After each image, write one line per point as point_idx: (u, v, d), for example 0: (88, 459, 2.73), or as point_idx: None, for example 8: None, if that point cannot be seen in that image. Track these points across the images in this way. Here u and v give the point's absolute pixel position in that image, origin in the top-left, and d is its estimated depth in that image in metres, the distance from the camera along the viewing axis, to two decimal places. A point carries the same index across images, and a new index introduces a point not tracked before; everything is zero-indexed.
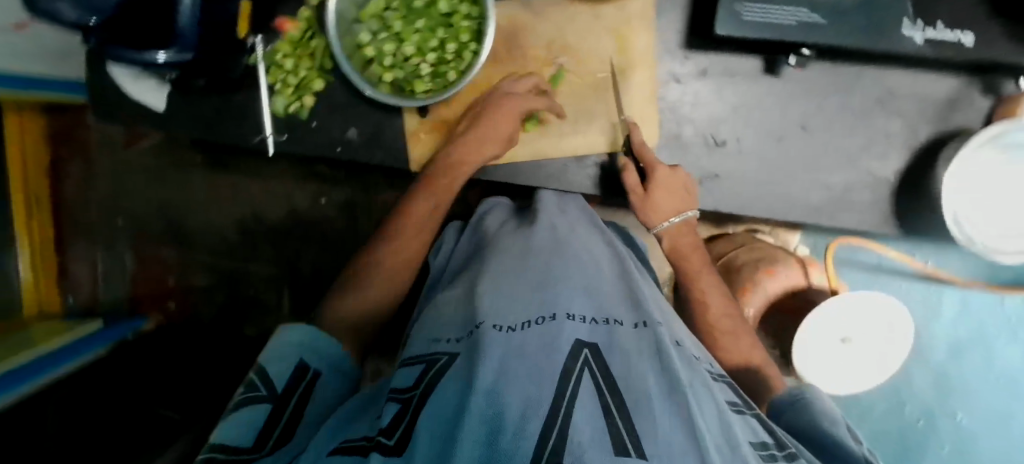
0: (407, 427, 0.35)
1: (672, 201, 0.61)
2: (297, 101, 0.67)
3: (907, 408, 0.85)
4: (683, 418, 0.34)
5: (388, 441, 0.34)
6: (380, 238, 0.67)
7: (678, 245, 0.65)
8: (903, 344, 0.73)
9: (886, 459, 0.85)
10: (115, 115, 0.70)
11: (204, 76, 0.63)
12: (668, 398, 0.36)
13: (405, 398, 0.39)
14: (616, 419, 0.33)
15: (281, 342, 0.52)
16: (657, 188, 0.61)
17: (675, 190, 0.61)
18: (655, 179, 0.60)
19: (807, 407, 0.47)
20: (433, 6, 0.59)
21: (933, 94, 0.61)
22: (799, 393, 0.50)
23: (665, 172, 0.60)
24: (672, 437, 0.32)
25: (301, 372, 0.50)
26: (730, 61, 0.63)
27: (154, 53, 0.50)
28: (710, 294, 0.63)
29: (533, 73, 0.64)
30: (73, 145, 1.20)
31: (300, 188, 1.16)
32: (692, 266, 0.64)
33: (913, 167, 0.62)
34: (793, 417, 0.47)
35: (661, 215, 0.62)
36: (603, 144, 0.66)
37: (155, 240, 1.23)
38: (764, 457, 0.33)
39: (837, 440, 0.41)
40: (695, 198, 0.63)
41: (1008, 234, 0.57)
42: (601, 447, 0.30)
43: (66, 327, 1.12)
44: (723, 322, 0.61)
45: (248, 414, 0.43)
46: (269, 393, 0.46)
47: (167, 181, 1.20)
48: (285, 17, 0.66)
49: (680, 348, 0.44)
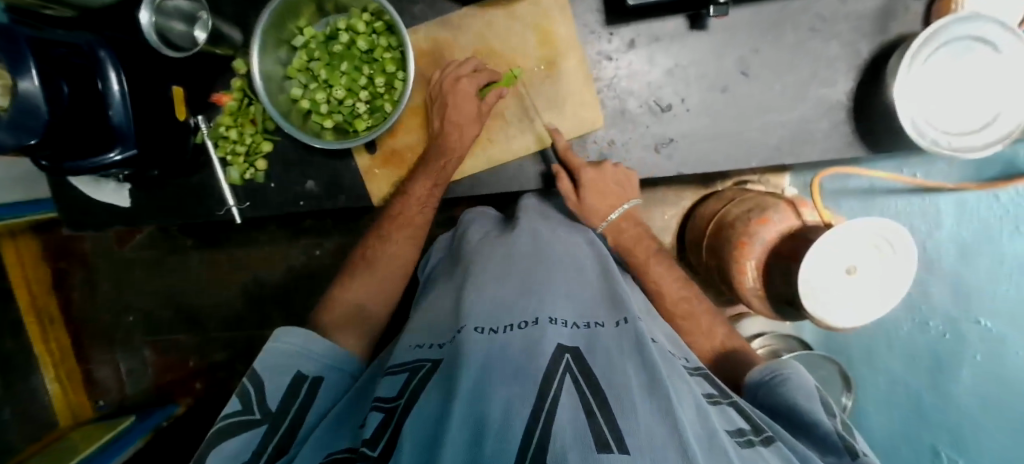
0: (390, 435, 0.36)
1: (606, 199, 0.64)
2: (250, 168, 0.70)
3: (931, 326, 0.81)
4: (663, 411, 0.32)
5: (371, 451, 0.35)
6: (365, 262, 0.69)
7: (621, 239, 0.65)
8: (911, 269, 0.66)
9: (921, 377, 0.83)
10: (93, 220, 0.75)
11: (160, 166, 0.65)
12: (649, 393, 0.34)
13: (388, 407, 0.40)
14: (597, 416, 0.31)
15: (279, 349, 0.53)
16: (587, 191, 0.63)
17: (608, 186, 0.64)
18: (584, 183, 0.63)
19: (781, 383, 0.45)
20: (354, 47, 0.62)
21: (866, 8, 0.59)
22: (775, 368, 0.47)
23: (593, 174, 0.63)
24: (655, 427, 0.31)
25: (298, 380, 0.51)
26: (654, 27, 0.63)
27: (107, 154, 0.54)
28: (663, 282, 0.62)
29: (472, 57, 0.65)
30: (72, 257, 1.24)
31: (292, 245, 1.16)
32: (635, 258, 0.64)
33: (864, 84, 0.61)
34: (766, 396, 0.46)
35: (598, 217, 0.65)
36: (531, 141, 0.68)
37: (168, 327, 1.26)
38: (741, 443, 0.34)
39: (815, 419, 0.41)
40: (632, 188, 0.65)
41: (975, 129, 0.55)
42: (583, 445, 0.29)
43: (101, 430, 1.15)
44: (681, 307, 0.61)
45: (242, 440, 0.44)
46: (263, 415, 0.47)
47: (166, 269, 1.23)
48: (222, 92, 0.68)
49: (657, 345, 0.45)
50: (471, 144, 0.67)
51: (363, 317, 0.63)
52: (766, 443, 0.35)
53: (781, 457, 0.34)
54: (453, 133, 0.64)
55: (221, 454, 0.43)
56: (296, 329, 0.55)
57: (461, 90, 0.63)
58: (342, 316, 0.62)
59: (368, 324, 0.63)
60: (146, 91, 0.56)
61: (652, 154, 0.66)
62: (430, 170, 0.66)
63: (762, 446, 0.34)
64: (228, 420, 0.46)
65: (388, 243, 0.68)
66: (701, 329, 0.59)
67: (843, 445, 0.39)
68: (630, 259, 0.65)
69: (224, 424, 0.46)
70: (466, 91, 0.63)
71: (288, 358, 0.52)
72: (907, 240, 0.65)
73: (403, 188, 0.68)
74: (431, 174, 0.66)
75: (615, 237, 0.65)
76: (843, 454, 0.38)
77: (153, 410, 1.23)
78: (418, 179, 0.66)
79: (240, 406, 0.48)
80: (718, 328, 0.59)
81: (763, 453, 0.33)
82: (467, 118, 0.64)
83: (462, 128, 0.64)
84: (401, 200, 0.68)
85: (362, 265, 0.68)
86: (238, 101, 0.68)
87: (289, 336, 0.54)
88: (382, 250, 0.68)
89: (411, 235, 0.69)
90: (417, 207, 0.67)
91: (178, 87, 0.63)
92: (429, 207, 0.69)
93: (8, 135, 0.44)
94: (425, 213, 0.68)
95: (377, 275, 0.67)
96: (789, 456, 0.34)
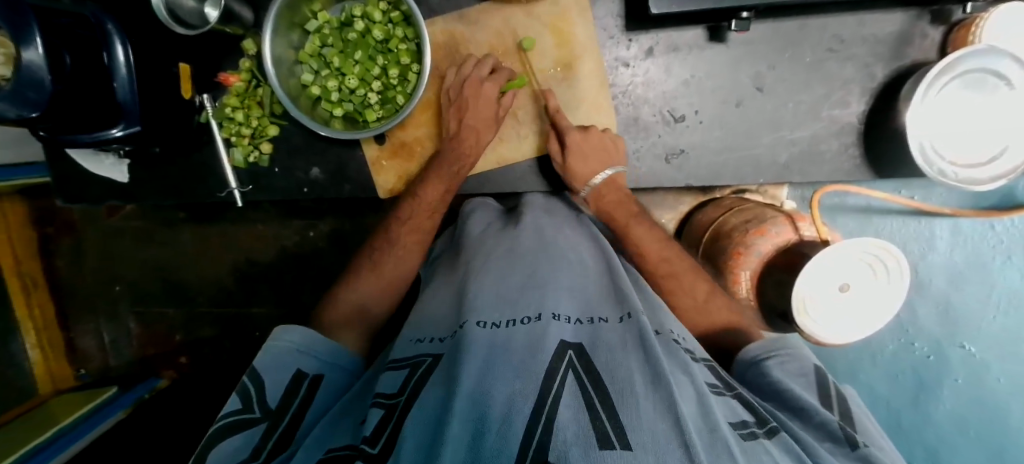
0: (391, 434, 0.36)
1: (591, 163, 0.63)
2: (255, 151, 0.69)
3: (915, 346, 0.85)
4: (666, 407, 0.32)
5: (371, 449, 0.35)
6: (367, 264, 0.68)
7: (603, 205, 0.65)
8: (903, 288, 0.67)
9: (904, 394, 0.87)
10: (89, 193, 0.74)
11: (162, 144, 0.64)
12: (652, 388, 0.34)
13: (389, 404, 0.39)
14: (599, 413, 0.31)
15: (274, 348, 0.53)
16: (571, 154, 0.63)
17: (593, 150, 0.63)
18: (568, 147, 0.63)
19: (777, 367, 0.46)
20: (369, 35, 0.61)
21: (885, 33, 0.59)
22: (771, 351, 0.47)
23: (577, 137, 0.63)
24: (659, 422, 0.31)
25: (297, 377, 0.51)
26: (674, 36, 0.63)
27: (109, 130, 0.53)
28: (643, 242, 0.62)
29: (490, 54, 0.64)
30: (60, 223, 1.21)
31: (286, 225, 1.14)
32: (616, 221, 0.63)
33: (876, 108, 0.62)
34: (758, 376, 0.46)
35: (581, 181, 0.63)
36: (541, 143, 0.68)
37: (155, 301, 1.24)
38: (744, 436, 0.34)
39: (809, 407, 0.41)
40: (621, 155, 0.64)
41: (984, 160, 0.56)
42: (585, 444, 0.28)
43: (81, 400, 1.13)
44: (673, 289, 0.60)
45: (242, 439, 0.44)
46: (263, 412, 0.47)
47: (156, 242, 1.21)
48: (228, 72, 0.66)
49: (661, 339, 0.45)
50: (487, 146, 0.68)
51: (365, 320, 0.64)
52: (769, 436, 0.35)
53: (786, 451, 0.34)
54: (470, 136, 0.64)
55: (219, 455, 0.42)
56: (295, 328, 0.55)
57: (485, 93, 0.63)
58: (344, 318, 0.63)
59: (368, 328, 0.64)
60: (154, 66, 0.55)
61: (662, 164, 0.66)
62: (443, 173, 0.65)
63: (765, 439, 0.35)
64: (228, 418, 0.46)
65: (393, 250, 0.67)
66: (683, 287, 0.60)
67: (845, 435, 0.39)
68: (611, 222, 0.64)
69: (225, 422, 0.45)
70: (488, 94, 0.63)
71: (288, 357, 0.52)
72: (899, 258, 0.66)
73: (415, 181, 0.68)
74: (442, 175, 0.65)
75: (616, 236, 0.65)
76: (842, 442, 0.38)
77: (136, 382, 1.22)
78: (428, 183, 0.65)
79: (240, 404, 0.47)
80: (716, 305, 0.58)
81: (766, 445, 0.34)
82: (484, 122, 0.64)
83: (478, 132, 0.64)
84: (410, 204, 0.68)
85: (370, 268, 0.67)
86: (245, 82, 0.66)
87: (288, 333, 0.55)
88: (388, 255, 0.67)
89: (418, 241, 0.68)
90: (426, 213, 0.67)
91: (184, 65, 0.61)
92: (439, 212, 0.68)
93: (11, 107, 0.43)
94: (434, 219, 0.68)
95: (383, 275, 0.66)
96: (795, 450, 0.35)
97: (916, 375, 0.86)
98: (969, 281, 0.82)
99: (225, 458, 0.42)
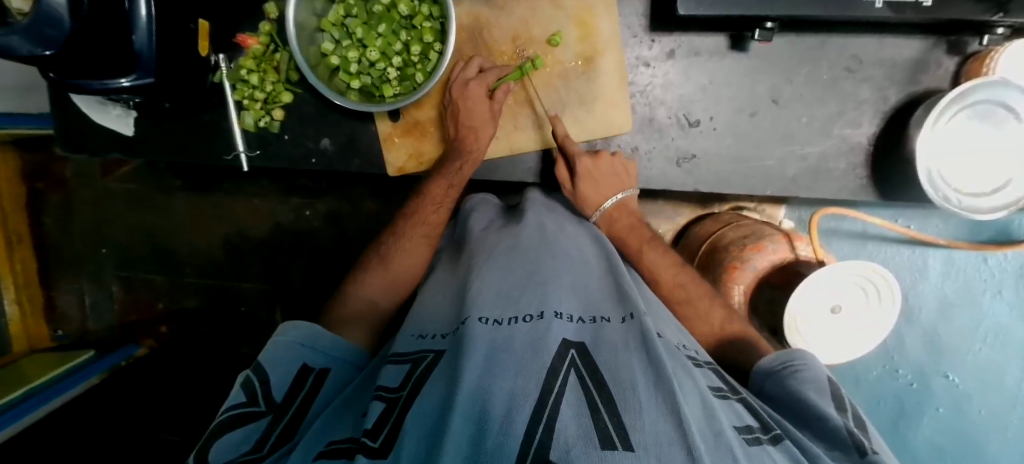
0: (391, 429, 0.35)
1: (602, 188, 0.65)
2: (266, 116, 0.68)
3: (900, 373, 0.88)
4: (670, 408, 0.32)
5: (371, 443, 0.34)
6: (376, 260, 0.68)
7: (614, 230, 0.67)
8: (892, 313, 0.69)
9: (883, 422, 0.89)
10: (88, 144, 0.72)
11: (172, 100, 0.63)
12: (655, 387, 0.34)
13: (392, 398, 0.39)
14: (602, 414, 0.31)
15: (280, 343, 0.51)
16: (582, 180, 0.64)
17: (604, 176, 0.65)
18: (579, 172, 0.64)
19: (790, 375, 0.45)
20: (394, 10, 0.60)
21: (902, 58, 0.60)
22: (786, 361, 0.47)
23: (589, 162, 0.64)
24: (661, 423, 0.31)
25: (303, 372, 0.51)
26: (695, 41, 0.63)
27: (118, 79, 0.52)
28: (657, 269, 0.63)
29: (477, 56, 0.66)
30: (51, 178, 1.18)
31: (283, 202, 1.13)
32: (628, 246, 0.65)
33: (886, 131, 0.63)
34: (774, 387, 0.46)
35: (592, 205, 0.65)
36: (536, 142, 0.69)
37: (141, 266, 1.22)
38: (748, 441, 0.34)
39: (820, 414, 0.41)
40: (631, 177, 0.66)
41: (986, 192, 0.57)
42: (587, 444, 0.28)
43: (57, 360, 1.11)
44: (681, 307, 0.61)
45: (245, 433, 0.44)
46: (268, 406, 0.46)
47: (149, 207, 1.19)
48: (247, 33, 0.65)
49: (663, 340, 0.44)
50: (494, 137, 0.68)
51: (375, 312, 0.64)
52: (774, 442, 0.35)
53: (788, 457, 0.34)
54: (469, 135, 0.65)
55: (222, 447, 0.43)
56: (301, 323, 0.54)
57: (472, 93, 0.64)
58: (357, 312, 0.63)
59: (380, 322, 0.63)
60: (174, 21, 0.54)
61: (673, 167, 0.67)
62: (449, 172, 0.66)
63: (769, 445, 0.35)
64: (231, 412, 0.45)
65: (404, 241, 0.68)
66: (697, 314, 0.60)
67: (853, 441, 0.38)
68: (623, 247, 0.66)
69: (226, 416, 0.45)
70: (477, 92, 0.64)
71: (293, 352, 0.51)
72: (895, 287, 0.67)
73: (428, 173, 0.70)
74: (445, 175, 0.66)
75: (608, 228, 0.67)
76: (851, 450, 0.38)
77: (114, 348, 1.19)
78: (433, 181, 0.67)
79: (245, 398, 0.47)
80: (715, 310, 0.59)
81: (770, 451, 0.34)
82: (480, 119, 0.64)
83: (477, 131, 0.65)
84: (418, 200, 0.70)
85: (376, 263, 0.68)
86: (264, 46, 0.65)
87: (294, 330, 0.53)
88: (399, 251, 0.67)
89: (426, 234, 0.68)
90: (433, 206, 0.68)
91: (204, 21, 0.60)
92: (449, 203, 0.69)
93: (25, 42, 0.43)
94: (441, 213, 0.69)
95: (392, 271, 0.67)
96: (797, 456, 0.35)
97: (897, 400, 0.89)
98: (956, 311, 0.85)
99: (225, 456, 0.42)
